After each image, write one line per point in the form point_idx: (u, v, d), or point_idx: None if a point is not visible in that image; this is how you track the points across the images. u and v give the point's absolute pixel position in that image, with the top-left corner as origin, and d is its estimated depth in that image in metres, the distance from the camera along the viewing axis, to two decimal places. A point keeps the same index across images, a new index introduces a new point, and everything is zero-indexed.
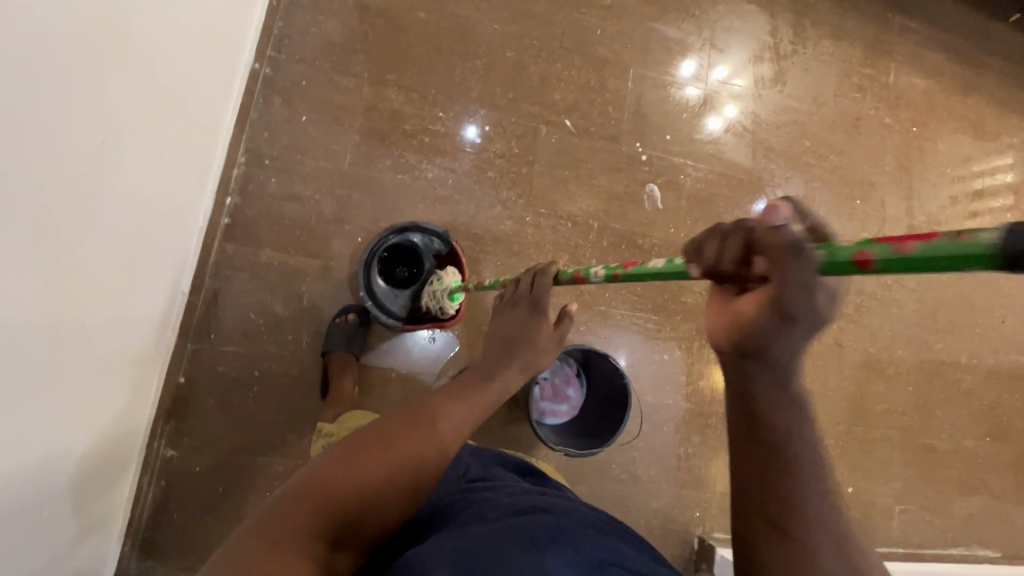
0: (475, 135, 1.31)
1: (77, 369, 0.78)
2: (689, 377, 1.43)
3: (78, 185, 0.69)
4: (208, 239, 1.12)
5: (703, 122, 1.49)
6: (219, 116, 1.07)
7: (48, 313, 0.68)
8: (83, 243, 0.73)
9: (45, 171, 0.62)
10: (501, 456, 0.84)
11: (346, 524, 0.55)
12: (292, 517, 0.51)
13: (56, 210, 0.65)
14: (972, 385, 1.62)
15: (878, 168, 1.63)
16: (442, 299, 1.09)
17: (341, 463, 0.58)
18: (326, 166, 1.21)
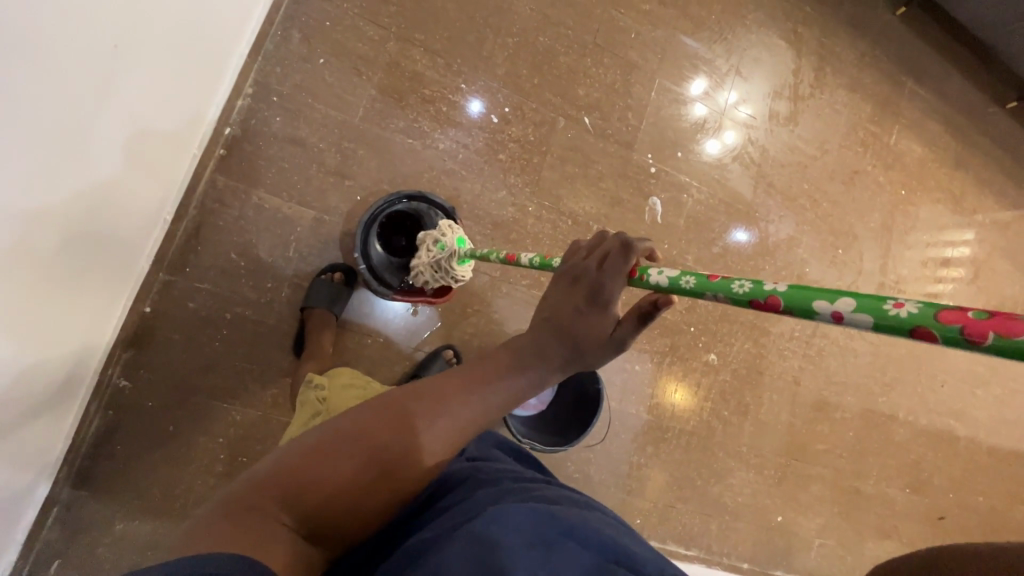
0: (478, 110, 1.27)
1: (50, 278, 0.75)
2: (654, 391, 1.47)
3: (70, 86, 0.63)
4: (198, 168, 1.05)
5: (705, 144, 1.50)
6: (233, 40, 1.02)
7: (26, 214, 0.65)
8: (65, 150, 0.67)
9: (46, 65, 0.58)
10: (499, 439, 0.88)
11: (321, 516, 0.55)
12: (262, 509, 0.51)
13: (56, 109, 0.62)
14: (904, 439, 1.73)
15: (863, 223, 1.70)
16: (451, 267, 1.02)
17: (314, 454, 0.57)
18: (336, 116, 1.16)
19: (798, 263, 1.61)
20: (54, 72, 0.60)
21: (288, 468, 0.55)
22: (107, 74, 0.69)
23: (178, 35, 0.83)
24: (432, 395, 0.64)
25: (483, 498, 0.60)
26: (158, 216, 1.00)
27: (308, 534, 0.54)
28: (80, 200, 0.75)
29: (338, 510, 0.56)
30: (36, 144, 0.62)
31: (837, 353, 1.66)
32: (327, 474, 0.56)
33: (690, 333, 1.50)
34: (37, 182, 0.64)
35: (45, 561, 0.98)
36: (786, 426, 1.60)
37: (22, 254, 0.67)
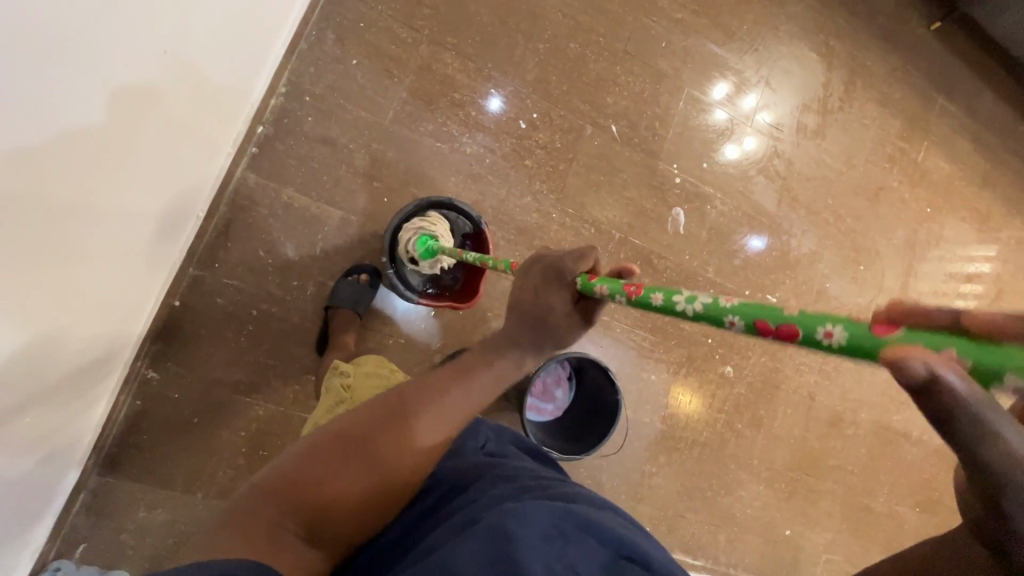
0: (497, 107, 1.26)
1: (85, 258, 0.76)
2: (669, 401, 1.47)
3: (99, 48, 0.62)
4: (231, 166, 1.07)
5: (725, 148, 1.49)
6: (269, 39, 1.03)
7: (57, 189, 0.65)
8: (95, 121, 0.66)
9: (78, 34, 0.58)
10: (518, 436, 0.88)
11: (318, 523, 0.55)
12: (256, 518, 0.51)
13: (90, 83, 0.63)
14: (917, 458, 1.72)
15: (886, 239, 1.69)
16: (426, 227, 1.04)
17: (310, 461, 0.57)
18: (366, 117, 1.17)
19: (819, 278, 1.61)
20: (83, 28, 0.59)
21: (280, 476, 0.55)
22: (138, 45, 0.69)
23: (214, 23, 0.84)
24: (422, 393, 0.64)
25: (497, 497, 0.60)
26: (189, 214, 1.00)
27: (308, 538, 0.54)
28: (110, 176, 0.74)
29: (340, 516, 0.56)
30: (61, 107, 0.60)
31: (853, 370, 1.66)
32: (324, 480, 0.56)
33: (708, 345, 1.50)
34: (59, 148, 0.62)
35: (71, 544, 1.00)
36: (799, 440, 1.60)
37: (47, 227, 0.66)
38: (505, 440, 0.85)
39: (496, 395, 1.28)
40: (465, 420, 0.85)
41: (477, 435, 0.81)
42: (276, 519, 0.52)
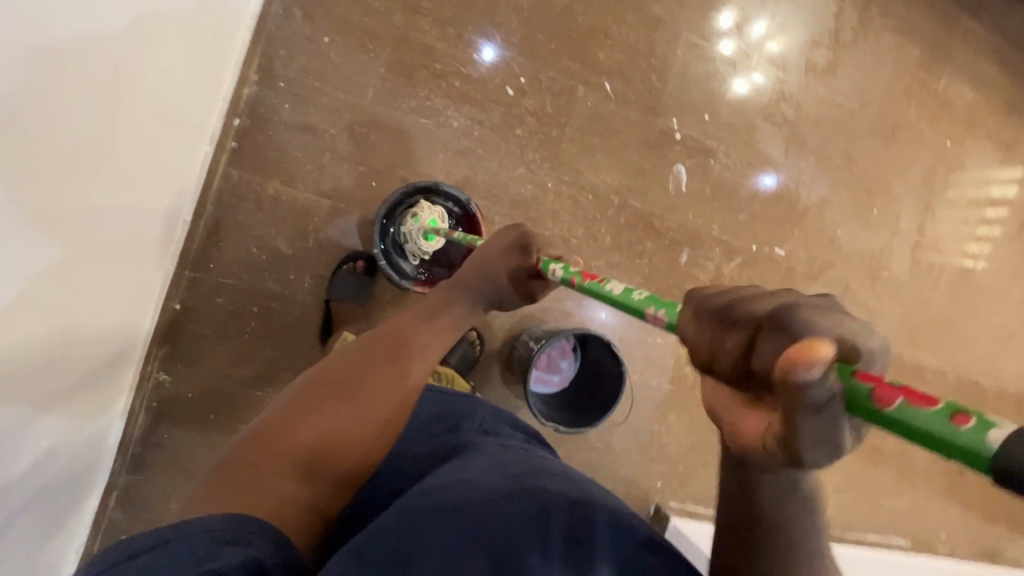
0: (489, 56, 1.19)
1: (81, 267, 0.74)
2: (676, 362, 1.47)
3: (59, 32, 0.57)
4: (212, 164, 1.04)
5: (732, 83, 1.40)
6: (238, 26, 0.97)
7: (41, 199, 0.62)
8: (63, 117, 0.61)
9: (44, 33, 0.55)
10: (514, 418, 0.87)
11: (309, 464, 0.60)
12: (252, 464, 0.58)
13: (61, 86, 0.59)
14: (929, 398, 1.71)
15: (902, 180, 1.61)
16: (426, 236, 1.05)
17: (295, 412, 0.63)
18: (346, 99, 1.12)
19: (829, 227, 1.55)
20: (46, 28, 0.55)
21: (266, 426, 0.62)
22: (103, 26, 0.63)
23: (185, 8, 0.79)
24: (387, 344, 0.72)
25: (489, 466, 0.63)
26: (177, 219, 0.99)
27: (303, 479, 0.59)
28: (88, 175, 0.70)
29: (330, 460, 0.62)
30: (31, 106, 0.56)
31: (867, 315, 1.62)
32: (303, 424, 0.62)
33: None
34: (34, 160, 0.59)
35: (111, 539, 1.06)
36: None
37: (25, 233, 0.61)
38: (505, 422, 0.83)
39: (502, 369, 1.30)
40: (465, 400, 0.84)
41: (473, 414, 0.80)
42: (266, 471, 0.57)
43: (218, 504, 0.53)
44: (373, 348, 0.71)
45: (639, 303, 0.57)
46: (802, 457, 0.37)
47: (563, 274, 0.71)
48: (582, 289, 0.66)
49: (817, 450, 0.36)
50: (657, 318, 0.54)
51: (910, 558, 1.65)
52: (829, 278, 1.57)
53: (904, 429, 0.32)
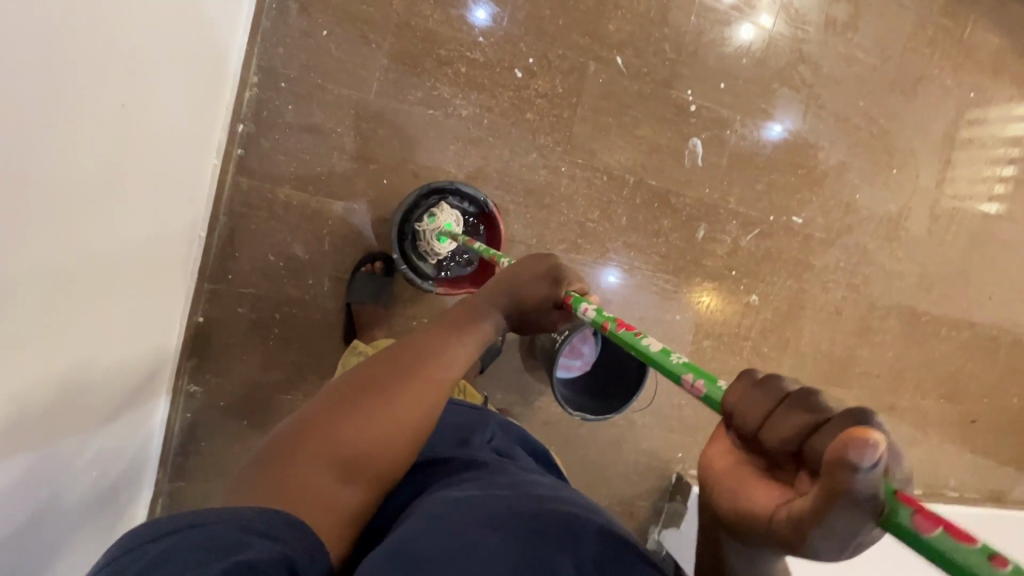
0: (482, 16, 1.13)
1: (116, 291, 0.73)
2: (695, 335, 1.45)
3: (82, 82, 0.55)
4: (221, 174, 1.02)
5: (736, 26, 1.33)
6: (234, 30, 0.94)
7: (78, 234, 0.61)
8: (90, 162, 0.60)
9: (72, 69, 0.53)
10: (527, 435, 0.77)
11: (349, 469, 0.50)
12: (285, 469, 0.47)
13: (89, 119, 0.58)
14: (943, 354, 1.73)
15: (923, 136, 1.56)
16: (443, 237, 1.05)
17: (330, 412, 0.53)
18: (349, 95, 1.08)
19: (848, 190, 1.52)
20: (75, 64, 0.53)
21: (298, 427, 0.52)
22: (116, 62, 0.61)
23: (185, 16, 0.76)
24: (426, 342, 0.63)
25: (519, 484, 0.56)
26: (194, 234, 0.98)
27: (342, 485, 0.49)
28: (116, 214, 0.69)
29: (375, 463, 0.52)
30: (68, 145, 0.55)
31: (883, 277, 1.62)
32: (341, 424, 0.52)
33: (731, 277, 1.45)
34: (73, 199, 0.58)
35: None
36: (825, 355, 1.60)
37: (64, 281, 0.60)
38: (513, 439, 0.74)
39: (524, 355, 1.34)
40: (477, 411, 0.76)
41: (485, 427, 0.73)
42: (310, 467, 0.48)
43: (258, 502, 0.44)
44: (413, 346, 0.62)
45: (675, 364, 0.54)
46: (814, 543, 0.36)
47: (593, 314, 0.68)
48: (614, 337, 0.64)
49: (830, 542, 0.35)
50: (695, 387, 0.50)
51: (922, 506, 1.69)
52: (846, 243, 1.55)
53: (927, 547, 0.32)
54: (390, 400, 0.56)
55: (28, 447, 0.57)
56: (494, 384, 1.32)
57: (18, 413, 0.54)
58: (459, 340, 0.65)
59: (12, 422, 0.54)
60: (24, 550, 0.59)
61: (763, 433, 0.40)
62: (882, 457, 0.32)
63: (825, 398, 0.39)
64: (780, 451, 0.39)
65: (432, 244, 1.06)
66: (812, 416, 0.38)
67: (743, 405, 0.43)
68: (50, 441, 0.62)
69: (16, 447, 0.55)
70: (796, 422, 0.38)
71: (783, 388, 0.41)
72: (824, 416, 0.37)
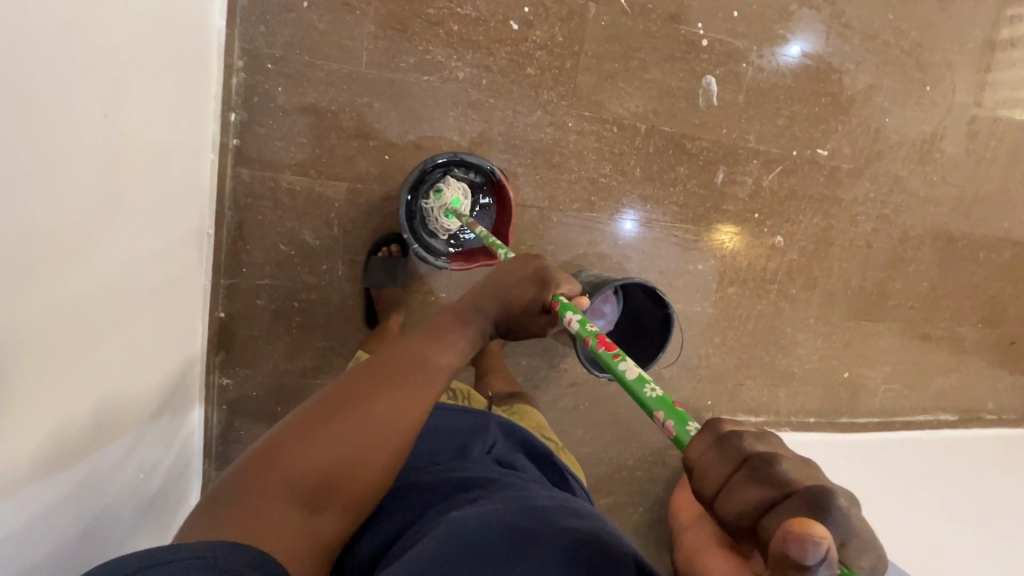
0: None
1: (132, 311, 0.73)
2: (719, 284, 1.41)
3: (63, 108, 0.53)
4: (220, 167, 0.99)
5: None
6: (208, 14, 0.89)
7: (85, 261, 0.60)
8: (85, 186, 0.58)
9: (56, 95, 0.51)
10: (529, 436, 0.76)
11: (317, 495, 0.47)
12: (248, 501, 0.44)
13: (78, 143, 0.56)
14: (981, 278, 1.66)
15: (959, 45, 1.44)
16: (449, 214, 1.02)
17: (301, 431, 0.49)
18: (339, 69, 1.03)
19: (877, 115, 1.42)
20: (57, 87, 0.51)
21: (264, 450, 0.48)
22: (90, 78, 0.57)
23: (157, 15, 0.71)
24: (409, 349, 0.58)
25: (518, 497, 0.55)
26: (202, 233, 0.97)
27: (309, 514, 0.46)
28: (120, 236, 0.67)
29: (346, 487, 0.48)
30: (63, 173, 0.54)
31: (916, 204, 1.54)
32: (310, 446, 0.48)
33: (755, 221, 1.40)
34: (76, 225, 0.57)
35: None
36: (856, 290, 1.55)
37: (81, 309, 0.60)
38: (515, 444, 0.74)
39: None
40: (477, 416, 0.75)
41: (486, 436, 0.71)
42: (277, 496, 0.45)
43: (222, 535, 0.41)
44: (394, 356, 0.57)
45: (650, 399, 0.53)
46: None
47: (578, 325, 0.66)
48: (596, 356, 0.62)
49: None
50: (666, 427, 0.49)
51: (959, 432, 1.67)
52: (876, 171, 1.47)
53: None
54: (366, 414, 0.51)
55: (59, 468, 0.57)
56: (518, 351, 1.32)
57: (24, 446, 0.50)
58: (446, 345, 0.61)
59: (19, 456, 0.50)
60: (68, 569, 0.58)
61: (718, 503, 0.37)
62: (827, 550, 0.30)
63: (787, 466, 0.36)
64: (737, 527, 0.36)
65: (440, 221, 1.03)
66: (772, 490, 0.34)
67: (704, 465, 0.39)
68: (68, 463, 0.59)
69: (29, 480, 0.51)
70: (751, 493, 0.35)
71: (743, 451, 0.38)
72: (785, 492, 0.34)
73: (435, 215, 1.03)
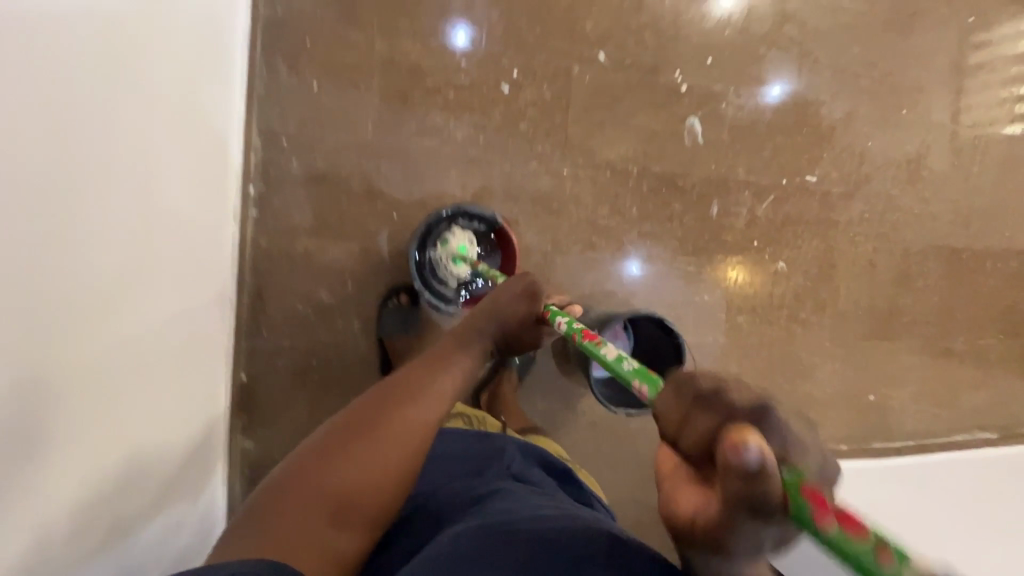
0: (466, 45, 1.16)
1: (160, 367, 0.78)
2: (728, 314, 1.43)
3: (92, 183, 0.59)
4: (241, 237, 1.06)
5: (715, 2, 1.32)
6: (229, 101, 0.99)
7: (115, 319, 0.65)
8: (113, 251, 0.64)
9: (85, 173, 0.58)
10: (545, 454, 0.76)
11: (334, 512, 0.48)
12: (266, 520, 0.46)
13: (108, 213, 0.62)
14: (994, 288, 1.65)
15: (928, 70, 1.52)
16: (457, 263, 1.07)
17: (317, 452, 0.51)
18: (348, 140, 1.12)
19: (859, 140, 1.48)
20: (88, 164, 0.58)
21: (283, 474, 0.50)
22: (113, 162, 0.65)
23: (180, 102, 0.81)
24: (415, 372, 0.61)
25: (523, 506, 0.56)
26: (225, 295, 1.03)
27: (327, 531, 0.47)
28: (147, 298, 0.73)
29: (362, 503, 0.49)
30: (92, 240, 0.59)
31: (914, 221, 1.56)
32: (325, 465, 0.50)
33: (755, 249, 1.43)
34: (106, 287, 0.63)
35: None
36: (867, 310, 1.55)
37: (110, 364, 0.64)
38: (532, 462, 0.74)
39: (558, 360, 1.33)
40: (493, 437, 0.76)
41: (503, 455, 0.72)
42: (299, 515, 0.46)
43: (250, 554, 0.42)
44: (401, 378, 0.60)
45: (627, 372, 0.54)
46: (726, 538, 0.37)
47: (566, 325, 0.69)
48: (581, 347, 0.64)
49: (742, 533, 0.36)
50: (640, 393, 0.50)
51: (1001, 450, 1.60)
52: (868, 193, 1.51)
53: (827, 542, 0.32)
54: (377, 432, 0.53)
55: (87, 532, 0.59)
56: (534, 394, 1.33)
57: (54, 509, 0.53)
58: (450, 366, 0.63)
59: (43, 522, 0.51)
60: None
61: (678, 439, 0.39)
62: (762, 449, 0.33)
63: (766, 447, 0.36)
64: (695, 455, 0.38)
65: (449, 270, 1.09)
66: (714, 414, 0.37)
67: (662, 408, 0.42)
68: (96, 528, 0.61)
69: (34, 562, 0.50)
70: (700, 423, 0.38)
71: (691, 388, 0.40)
72: (726, 411, 0.37)
73: (444, 265, 1.09)
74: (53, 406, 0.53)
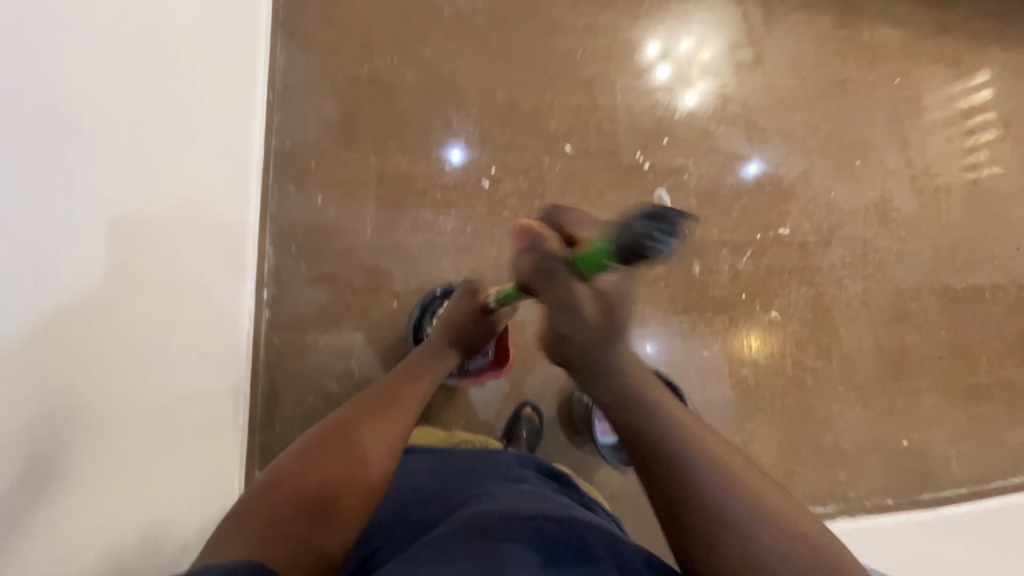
0: (457, 159, 1.34)
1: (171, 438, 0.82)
2: (731, 367, 1.44)
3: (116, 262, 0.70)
4: (256, 335, 1.16)
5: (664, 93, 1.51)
6: (247, 214, 1.15)
7: (125, 384, 0.72)
8: (129, 324, 0.73)
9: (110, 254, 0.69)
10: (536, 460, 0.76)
11: (320, 511, 0.54)
12: (259, 517, 0.51)
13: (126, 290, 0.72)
14: (999, 317, 1.65)
15: (870, 126, 1.67)
16: None
17: (303, 459, 0.58)
18: (351, 242, 1.26)
19: (822, 193, 1.59)
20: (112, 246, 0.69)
21: (270, 478, 0.56)
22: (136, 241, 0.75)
23: (201, 207, 0.95)
24: (382, 393, 0.70)
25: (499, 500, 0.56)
26: (240, 385, 1.09)
27: (314, 527, 0.53)
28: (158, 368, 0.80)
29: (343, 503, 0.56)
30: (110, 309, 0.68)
31: (897, 260, 1.62)
32: (309, 470, 0.57)
33: (744, 301, 1.48)
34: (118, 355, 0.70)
35: None
36: (874, 350, 1.55)
37: (118, 426, 0.69)
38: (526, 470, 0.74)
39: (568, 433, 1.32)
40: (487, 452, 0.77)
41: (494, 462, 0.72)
42: (289, 512, 0.52)
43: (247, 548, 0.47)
44: (372, 398, 0.69)
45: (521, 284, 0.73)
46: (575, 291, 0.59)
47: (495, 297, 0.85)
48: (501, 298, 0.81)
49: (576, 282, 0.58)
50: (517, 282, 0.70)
51: None
52: (843, 238, 1.59)
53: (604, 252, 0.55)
54: (354, 442, 0.61)
55: None
56: None
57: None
58: (412, 389, 0.73)
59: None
60: None
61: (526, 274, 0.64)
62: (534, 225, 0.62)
63: None
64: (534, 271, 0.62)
65: None
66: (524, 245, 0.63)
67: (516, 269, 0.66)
68: None
69: None
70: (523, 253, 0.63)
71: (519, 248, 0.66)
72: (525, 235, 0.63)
73: None
74: (60, 445, 0.58)
